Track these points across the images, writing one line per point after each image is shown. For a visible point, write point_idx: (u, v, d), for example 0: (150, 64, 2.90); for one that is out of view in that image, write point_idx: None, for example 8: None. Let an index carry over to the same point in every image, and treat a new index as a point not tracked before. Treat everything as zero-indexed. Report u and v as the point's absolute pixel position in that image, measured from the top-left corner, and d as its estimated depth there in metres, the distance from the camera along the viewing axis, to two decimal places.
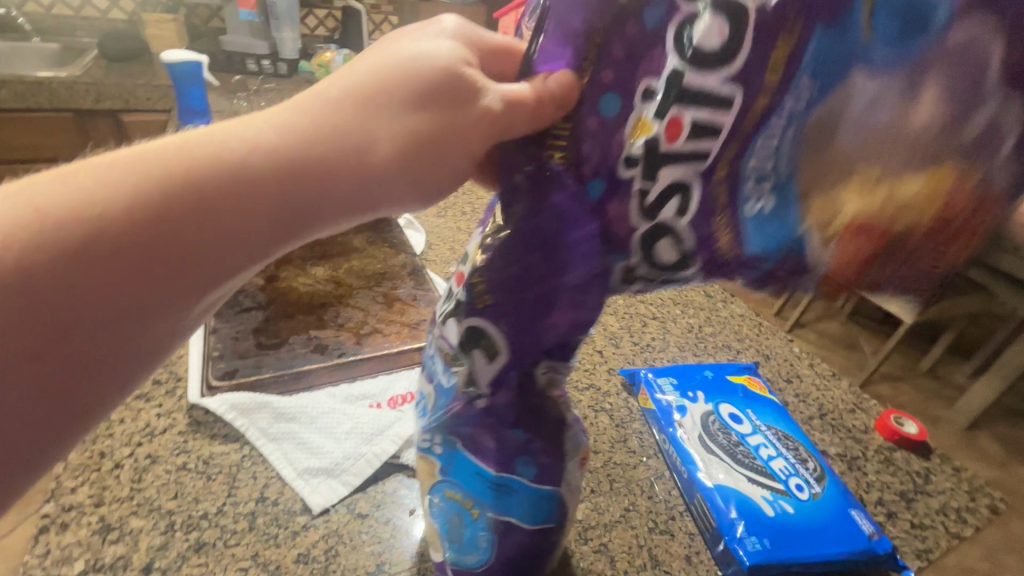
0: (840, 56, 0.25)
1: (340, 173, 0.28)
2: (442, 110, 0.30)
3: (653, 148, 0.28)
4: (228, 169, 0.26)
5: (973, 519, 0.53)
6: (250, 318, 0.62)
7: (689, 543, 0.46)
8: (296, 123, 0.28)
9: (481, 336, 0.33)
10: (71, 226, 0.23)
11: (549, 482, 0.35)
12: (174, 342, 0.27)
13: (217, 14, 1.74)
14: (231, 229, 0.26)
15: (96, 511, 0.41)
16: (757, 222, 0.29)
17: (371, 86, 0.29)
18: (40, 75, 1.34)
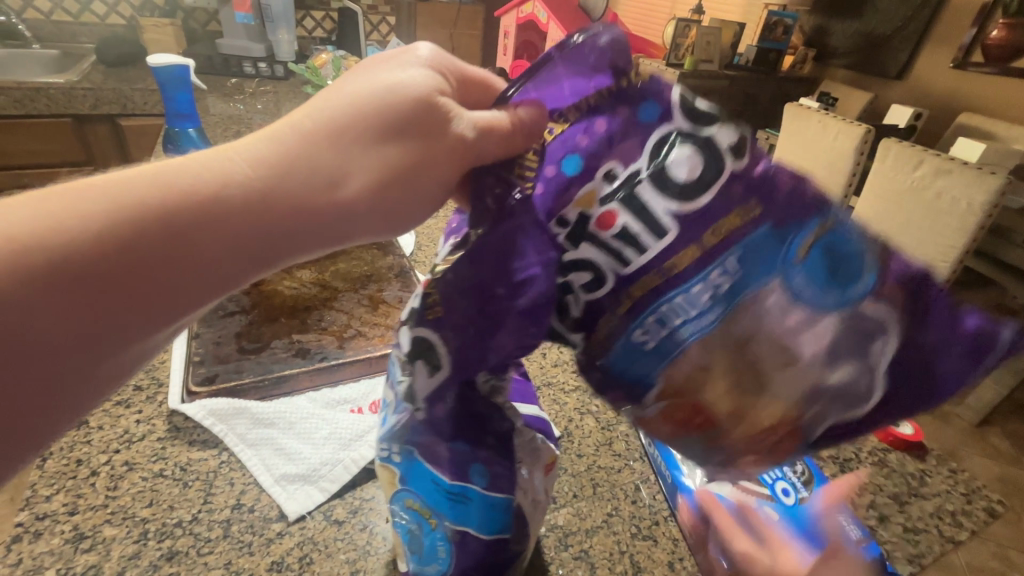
0: (785, 244, 0.27)
1: (312, 206, 0.28)
2: (414, 143, 0.30)
3: (585, 219, 0.30)
4: (202, 202, 0.27)
5: (968, 523, 0.51)
6: (233, 322, 0.62)
7: (672, 549, 0.46)
8: (273, 155, 0.28)
9: (427, 350, 0.32)
10: (46, 253, 0.24)
11: (503, 490, 0.35)
12: (139, 363, 0.28)
13: (215, 17, 1.75)
14: (202, 262, 0.27)
15: (70, 519, 0.41)
16: (643, 346, 0.30)
17: (346, 114, 0.29)
18: (39, 82, 1.35)
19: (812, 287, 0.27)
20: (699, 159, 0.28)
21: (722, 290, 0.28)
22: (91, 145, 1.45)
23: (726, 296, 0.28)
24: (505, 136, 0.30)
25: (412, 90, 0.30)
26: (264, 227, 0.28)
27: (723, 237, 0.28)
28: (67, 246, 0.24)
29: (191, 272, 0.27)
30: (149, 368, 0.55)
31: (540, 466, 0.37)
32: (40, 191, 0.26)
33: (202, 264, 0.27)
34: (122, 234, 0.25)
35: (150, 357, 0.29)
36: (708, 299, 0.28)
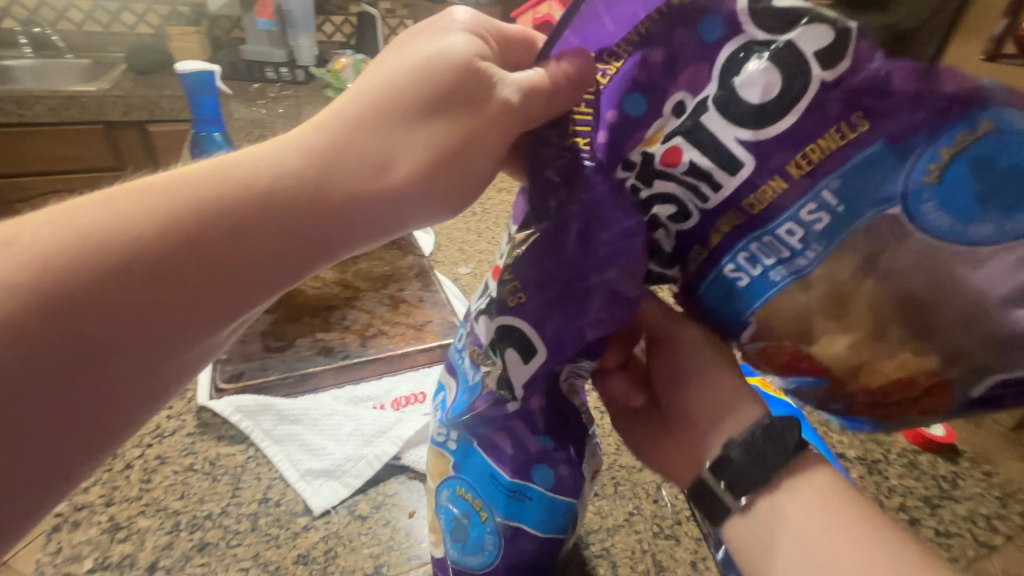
0: (891, 165, 0.25)
1: (363, 192, 0.30)
2: (460, 115, 0.31)
3: (649, 161, 0.30)
4: (259, 192, 0.28)
5: (1003, 528, 0.50)
6: (258, 321, 0.64)
7: (695, 549, 0.45)
8: (324, 143, 0.30)
9: (513, 336, 0.33)
10: (111, 251, 0.25)
11: (566, 494, 0.35)
12: (200, 360, 0.28)
13: (238, 24, 1.79)
14: (260, 254, 0.28)
15: (106, 510, 0.42)
16: (734, 287, 0.30)
17: (391, 97, 0.31)
18: (72, 91, 1.39)
19: (945, 214, 0.24)
20: (777, 77, 0.26)
21: (818, 226, 0.27)
22: (121, 151, 1.49)
23: (822, 230, 0.27)
24: (550, 87, 0.31)
25: (453, 57, 0.31)
26: (316, 217, 0.29)
27: (814, 167, 0.26)
28: (133, 243, 0.25)
29: (252, 263, 0.27)
30: None
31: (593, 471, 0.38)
32: (96, 195, 0.27)
33: (260, 256, 0.28)
34: (186, 228, 0.26)
35: (210, 355, 0.29)
36: (797, 234, 0.27)
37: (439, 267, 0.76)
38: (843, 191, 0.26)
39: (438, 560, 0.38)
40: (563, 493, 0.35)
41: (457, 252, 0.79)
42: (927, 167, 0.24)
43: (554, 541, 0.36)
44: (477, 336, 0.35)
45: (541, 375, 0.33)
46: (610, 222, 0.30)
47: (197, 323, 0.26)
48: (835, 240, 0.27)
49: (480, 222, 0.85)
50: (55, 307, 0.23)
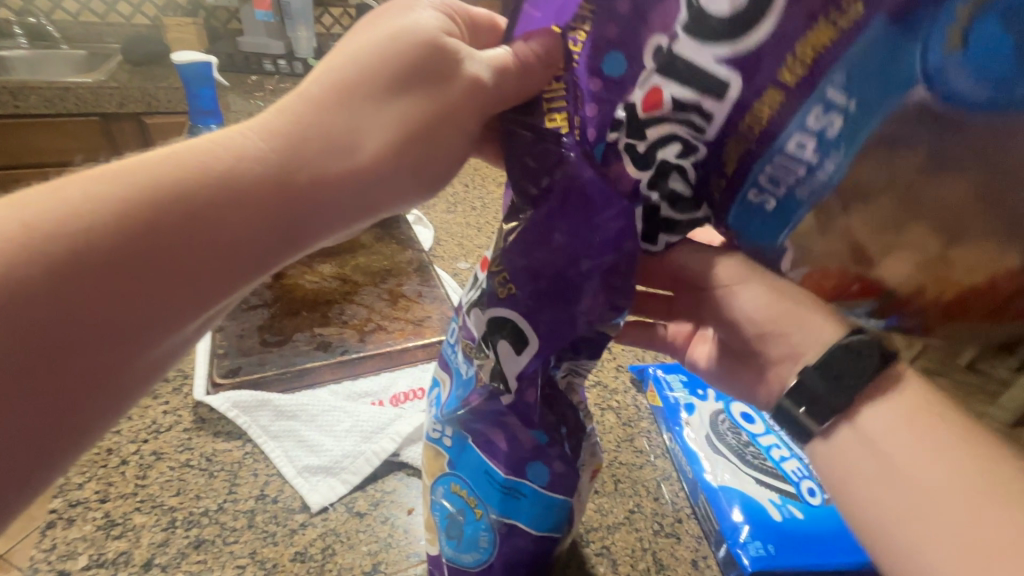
0: (899, 49, 0.22)
1: (333, 167, 0.29)
2: (429, 91, 0.31)
3: (632, 114, 0.27)
4: (224, 175, 0.27)
5: None
6: (255, 316, 0.63)
7: (696, 547, 0.45)
8: (290, 122, 0.29)
9: (508, 327, 0.32)
10: (73, 240, 0.25)
11: (561, 491, 0.34)
12: (174, 345, 0.28)
13: (236, 15, 1.77)
14: (224, 236, 0.27)
15: (101, 507, 0.42)
16: (761, 216, 0.28)
17: (356, 73, 0.30)
18: (68, 82, 1.38)
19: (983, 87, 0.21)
20: None
21: (829, 132, 0.24)
22: (119, 143, 1.48)
23: (835, 136, 0.24)
24: (522, 66, 0.31)
25: (421, 32, 0.31)
26: (286, 197, 0.29)
27: (811, 68, 0.24)
28: (96, 231, 0.25)
29: (222, 245, 0.27)
30: None
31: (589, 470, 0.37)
32: (56, 183, 0.27)
33: (229, 238, 0.28)
34: (150, 214, 0.26)
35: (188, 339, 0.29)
36: (811, 145, 0.25)
37: (439, 262, 0.75)
38: (850, 87, 0.23)
39: (435, 558, 0.38)
40: (557, 491, 0.34)
41: (456, 247, 0.78)
42: (942, 43, 0.21)
43: (549, 538, 0.35)
44: (471, 330, 0.35)
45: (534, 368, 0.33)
46: (604, 204, 0.29)
47: (168, 308, 0.27)
48: (856, 142, 0.24)
49: (480, 217, 0.84)
50: (15, 295, 0.23)
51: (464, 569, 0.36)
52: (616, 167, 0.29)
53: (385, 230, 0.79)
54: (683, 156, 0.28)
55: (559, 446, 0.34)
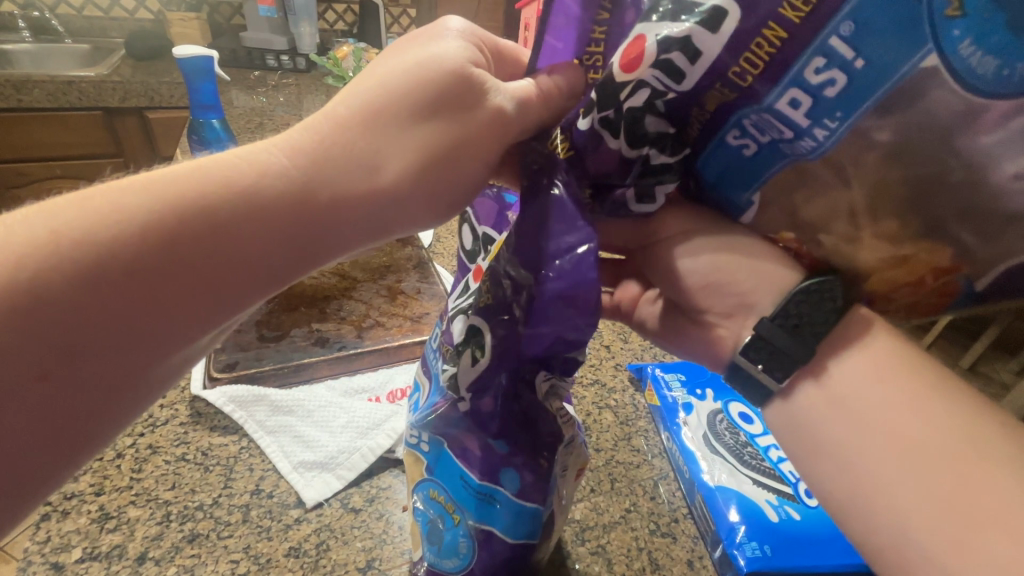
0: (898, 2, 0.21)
1: (347, 191, 0.28)
2: (451, 119, 0.30)
3: (610, 79, 0.26)
4: (239, 196, 0.26)
5: None
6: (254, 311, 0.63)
7: (692, 547, 0.45)
8: (311, 144, 0.28)
9: (479, 339, 0.33)
10: (87, 260, 0.23)
11: (533, 500, 0.33)
12: (183, 362, 0.27)
13: (239, 10, 1.77)
14: (243, 254, 0.26)
15: (96, 500, 0.42)
16: (736, 162, 0.28)
17: (383, 99, 0.29)
18: (70, 75, 1.38)
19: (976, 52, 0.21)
20: None
21: (830, 90, 0.24)
22: (121, 137, 1.48)
23: (835, 96, 0.24)
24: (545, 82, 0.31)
25: (450, 59, 0.30)
26: (301, 220, 0.27)
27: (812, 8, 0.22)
28: (108, 253, 0.24)
29: (232, 268, 0.26)
30: None
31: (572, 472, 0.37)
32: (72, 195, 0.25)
33: (240, 259, 0.26)
34: (163, 233, 0.25)
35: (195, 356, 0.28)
36: (805, 101, 0.24)
37: (438, 258, 0.75)
38: (855, 34, 0.22)
39: (417, 560, 0.38)
40: (528, 498, 0.33)
41: (456, 244, 0.78)
42: None
43: (526, 546, 0.35)
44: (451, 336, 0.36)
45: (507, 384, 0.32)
46: (567, 224, 0.29)
47: (176, 331, 0.26)
48: (855, 105, 0.23)
49: None
50: (32, 306, 0.23)
51: (443, 574, 0.36)
52: (596, 159, 0.29)
53: None
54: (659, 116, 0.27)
55: (523, 455, 0.33)
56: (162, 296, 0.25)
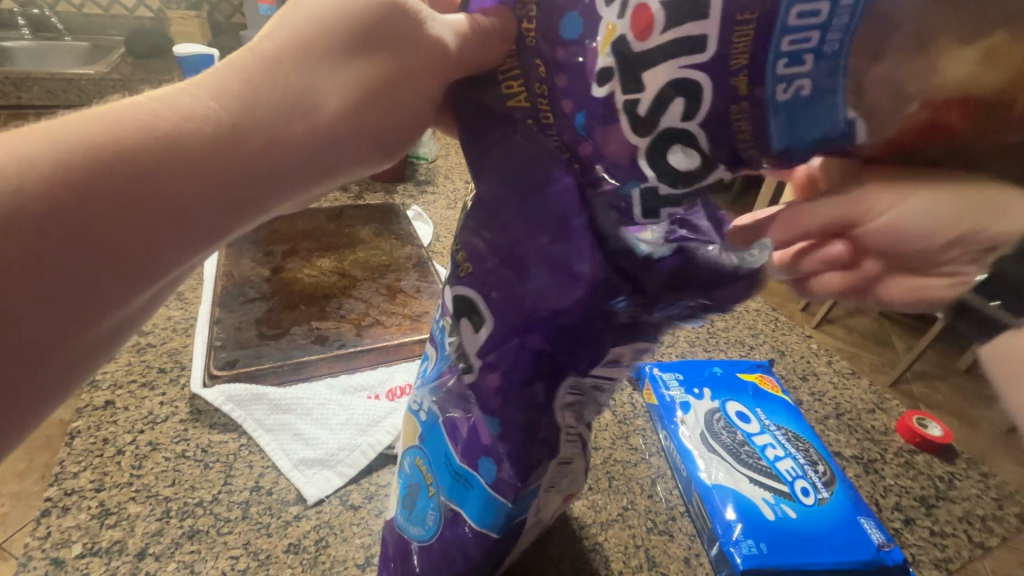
0: None
1: (293, 133, 0.23)
2: (387, 55, 0.25)
3: (619, 61, 0.24)
4: (153, 141, 0.20)
5: (999, 529, 0.50)
6: (254, 309, 0.63)
7: (689, 545, 0.45)
8: (229, 85, 0.22)
9: (469, 308, 0.32)
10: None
11: (506, 496, 0.32)
12: (89, 362, 0.21)
13: (239, 9, 1.77)
14: (167, 213, 0.21)
15: (96, 496, 0.42)
16: (787, 113, 0.22)
17: (307, 29, 0.23)
18: (71, 73, 1.38)
19: None
20: None
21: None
22: None
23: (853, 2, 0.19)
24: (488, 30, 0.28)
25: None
26: (238, 168, 0.22)
27: None
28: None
29: (157, 230, 0.20)
30: (173, 351, 0.56)
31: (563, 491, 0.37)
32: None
33: (171, 216, 0.21)
34: (58, 192, 0.19)
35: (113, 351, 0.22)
36: (812, 43, 0.20)
37: (437, 257, 0.75)
38: None
39: (390, 523, 0.39)
40: (501, 492, 0.32)
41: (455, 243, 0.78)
42: None
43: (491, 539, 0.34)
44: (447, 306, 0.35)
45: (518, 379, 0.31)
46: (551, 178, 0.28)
47: (93, 311, 0.20)
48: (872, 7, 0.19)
49: None
50: None
51: (410, 542, 0.37)
52: (603, 138, 0.26)
53: (384, 225, 0.79)
54: (682, 105, 0.23)
55: (508, 445, 0.32)
56: (69, 265, 0.19)
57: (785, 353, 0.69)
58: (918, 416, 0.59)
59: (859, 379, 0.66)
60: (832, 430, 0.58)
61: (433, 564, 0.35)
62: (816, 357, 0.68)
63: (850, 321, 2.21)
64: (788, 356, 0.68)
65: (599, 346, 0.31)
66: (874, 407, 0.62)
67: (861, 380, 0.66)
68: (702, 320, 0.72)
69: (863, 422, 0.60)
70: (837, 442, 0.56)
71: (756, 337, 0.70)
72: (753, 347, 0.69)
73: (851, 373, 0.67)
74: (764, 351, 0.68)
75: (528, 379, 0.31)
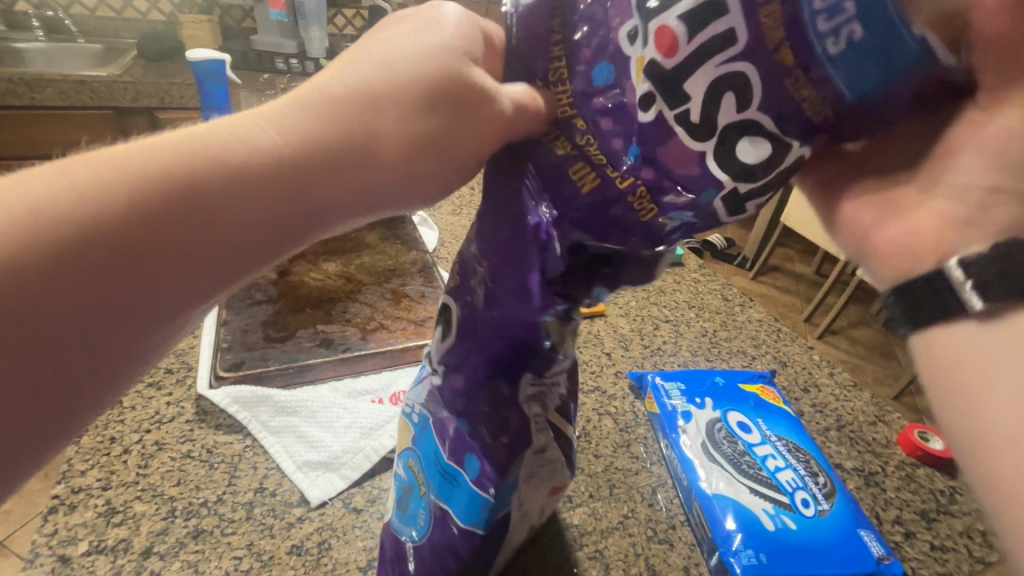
0: None
1: (352, 174, 0.24)
2: (454, 115, 0.26)
3: (660, 77, 0.25)
4: (227, 173, 0.22)
5: (999, 544, 0.50)
6: (260, 311, 0.64)
7: (689, 554, 0.45)
8: (304, 120, 0.23)
9: (445, 315, 0.34)
10: (45, 249, 0.19)
11: (486, 490, 0.32)
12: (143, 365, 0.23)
13: (249, 14, 1.80)
14: (230, 238, 0.22)
15: (102, 495, 0.42)
16: (853, 56, 0.22)
17: (379, 76, 0.25)
18: (83, 75, 1.40)
19: None
20: None
21: None
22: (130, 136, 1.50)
23: None
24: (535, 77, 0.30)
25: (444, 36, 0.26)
26: (298, 202, 0.23)
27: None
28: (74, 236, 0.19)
29: (214, 255, 0.22)
30: (179, 352, 0.57)
31: (546, 487, 0.36)
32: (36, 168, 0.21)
33: (230, 243, 0.22)
34: (139, 214, 0.20)
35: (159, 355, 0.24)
36: None
37: (442, 263, 0.76)
38: None
39: (387, 524, 0.40)
40: (481, 487, 0.32)
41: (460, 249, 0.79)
42: None
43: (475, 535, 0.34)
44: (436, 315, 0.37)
45: (480, 378, 0.32)
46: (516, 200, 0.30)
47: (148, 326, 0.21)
48: None
49: None
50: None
51: (402, 543, 0.37)
52: (669, 152, 0.26)
53: (390, 230, 0.80)
54: (732, 100, 0.24)
55: (479, 440, 0.33)
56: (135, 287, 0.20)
57: (786, 364, 0.69)
58: (919, 429, 0.60)
59: (861, 391, 0.66)
60: (833, 442, 0.58)
61: (424, 565, 0.35)
62: (818, 369, 0.69)
63: (852, 333, 2.23)
64: (789, 366, 0.68)
65: (552, 355, 0.32)
66: (876, 420, 0.62)
67: (863, 392, 0.66)
68: (704, 329, 0.73)
69: (864, 434, 0.60)
70: (838, 454, 0.57)
71: (758, 347, 0.71)
72: (755, 358, 0.69)
73: (852, 385, 0.67)
74: (766, 362, 0.69)
75: (491, 377, 0.32)
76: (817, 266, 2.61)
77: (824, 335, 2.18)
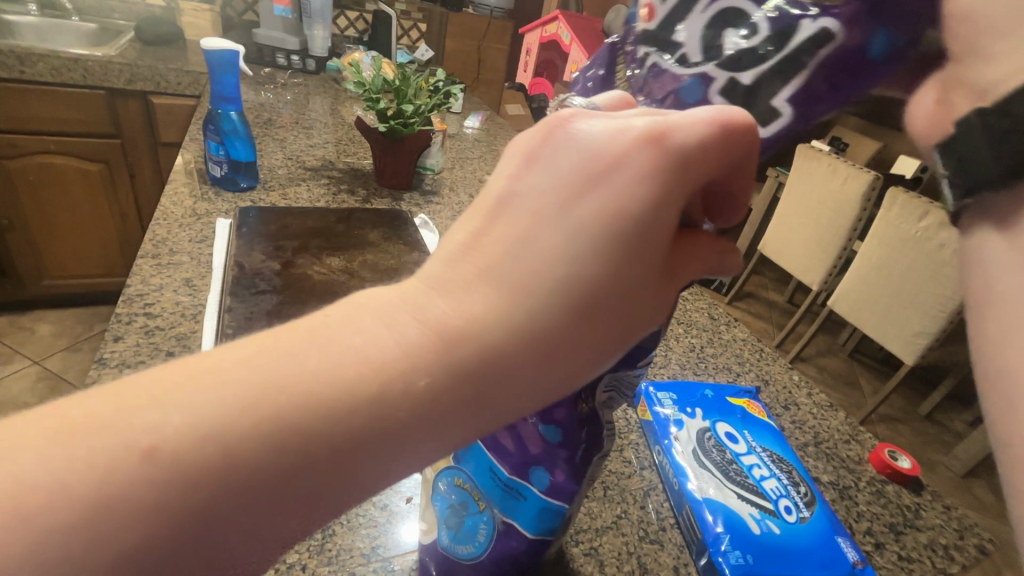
0: None
1: (584, 337, 0.24)
2: (662, 200, 0.24)
3: (652, 32, 0.35)
4: (460, 353, 0.22)
5: (960, 557, 0.53)
6: (264, 300, 0.63)
7: (678, 555, 0.47)
8: (493, 307, 0.23)
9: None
10: (263, 447, 0.19)
11: (561, 498, 0.33)
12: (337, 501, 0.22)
13: (251, 7, 1.78)
14: (526, 379, 0.23)
15: None
16: None
17: (576, 235, 0.23)
18: (77, 53, 1.36)
19: None
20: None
21: None
22: (121, 118, 1.47)
23: None
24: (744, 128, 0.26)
25: (616, 154, 0.24)
26: (564, 343, 0.23)
27: None
28: (258, 426, 0.19)
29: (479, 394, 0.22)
30: (181, 336, 0.57)
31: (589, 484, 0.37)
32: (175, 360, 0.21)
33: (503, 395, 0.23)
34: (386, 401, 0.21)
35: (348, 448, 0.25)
36: None
37: None
38: None
39: (428, 540, 0.39)
40: (555, 498, 0.33)
41: None
42: None
43: (543, 541, 0.35)
44: None
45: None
46: None
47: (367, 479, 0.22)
48: None
49: None
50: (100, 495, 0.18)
51: (457, 558, 0.37)
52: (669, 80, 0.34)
53: (393, 232, 0.82)
54: (723, 29, 0.33)
55: (567, 451, 0.33)
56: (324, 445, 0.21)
57: (768, 381, 0.72)
58: (888, 449, 0.63)
59: (837, 411, 0.70)
60: (812, 456, 0.61)
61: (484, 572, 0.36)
62: (797, 388, 0.72)
63: (820, 359, 2.34)
64: (771, 384, 0.72)
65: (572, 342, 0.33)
66: (849, 438, 0.66)
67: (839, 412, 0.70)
68: (692, 344, 0.76)
69: (838, 451, 0.63)
70: (815, 467, 0.60)
71: (742, 364, 0.74)
72: (740, 374, 0.72)
73: (829, 405, 0.71)
74: (750, 378, 0.72)
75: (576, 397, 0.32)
76: (790, 295, 2.71)
77: (794, 361, 2.26)
